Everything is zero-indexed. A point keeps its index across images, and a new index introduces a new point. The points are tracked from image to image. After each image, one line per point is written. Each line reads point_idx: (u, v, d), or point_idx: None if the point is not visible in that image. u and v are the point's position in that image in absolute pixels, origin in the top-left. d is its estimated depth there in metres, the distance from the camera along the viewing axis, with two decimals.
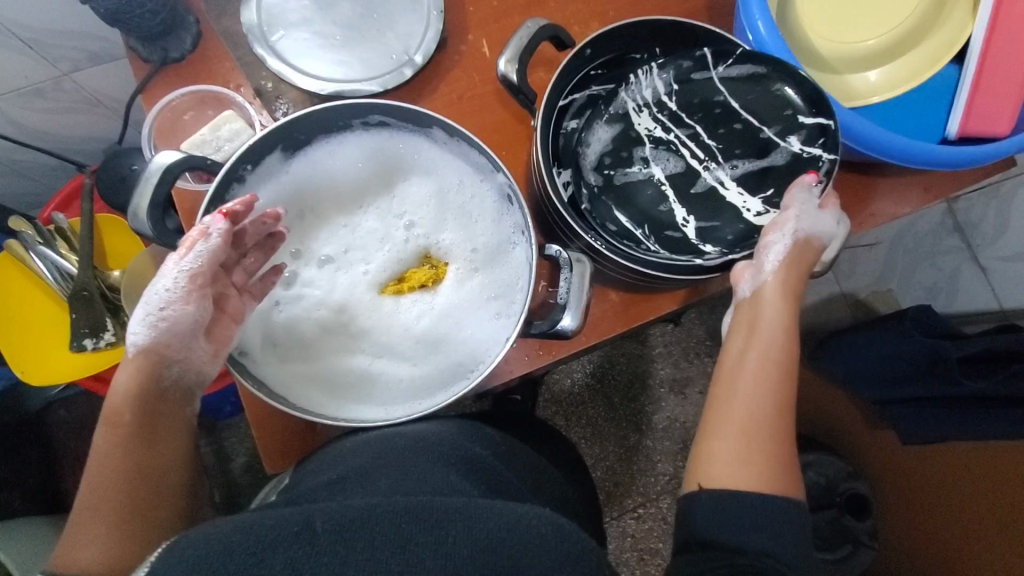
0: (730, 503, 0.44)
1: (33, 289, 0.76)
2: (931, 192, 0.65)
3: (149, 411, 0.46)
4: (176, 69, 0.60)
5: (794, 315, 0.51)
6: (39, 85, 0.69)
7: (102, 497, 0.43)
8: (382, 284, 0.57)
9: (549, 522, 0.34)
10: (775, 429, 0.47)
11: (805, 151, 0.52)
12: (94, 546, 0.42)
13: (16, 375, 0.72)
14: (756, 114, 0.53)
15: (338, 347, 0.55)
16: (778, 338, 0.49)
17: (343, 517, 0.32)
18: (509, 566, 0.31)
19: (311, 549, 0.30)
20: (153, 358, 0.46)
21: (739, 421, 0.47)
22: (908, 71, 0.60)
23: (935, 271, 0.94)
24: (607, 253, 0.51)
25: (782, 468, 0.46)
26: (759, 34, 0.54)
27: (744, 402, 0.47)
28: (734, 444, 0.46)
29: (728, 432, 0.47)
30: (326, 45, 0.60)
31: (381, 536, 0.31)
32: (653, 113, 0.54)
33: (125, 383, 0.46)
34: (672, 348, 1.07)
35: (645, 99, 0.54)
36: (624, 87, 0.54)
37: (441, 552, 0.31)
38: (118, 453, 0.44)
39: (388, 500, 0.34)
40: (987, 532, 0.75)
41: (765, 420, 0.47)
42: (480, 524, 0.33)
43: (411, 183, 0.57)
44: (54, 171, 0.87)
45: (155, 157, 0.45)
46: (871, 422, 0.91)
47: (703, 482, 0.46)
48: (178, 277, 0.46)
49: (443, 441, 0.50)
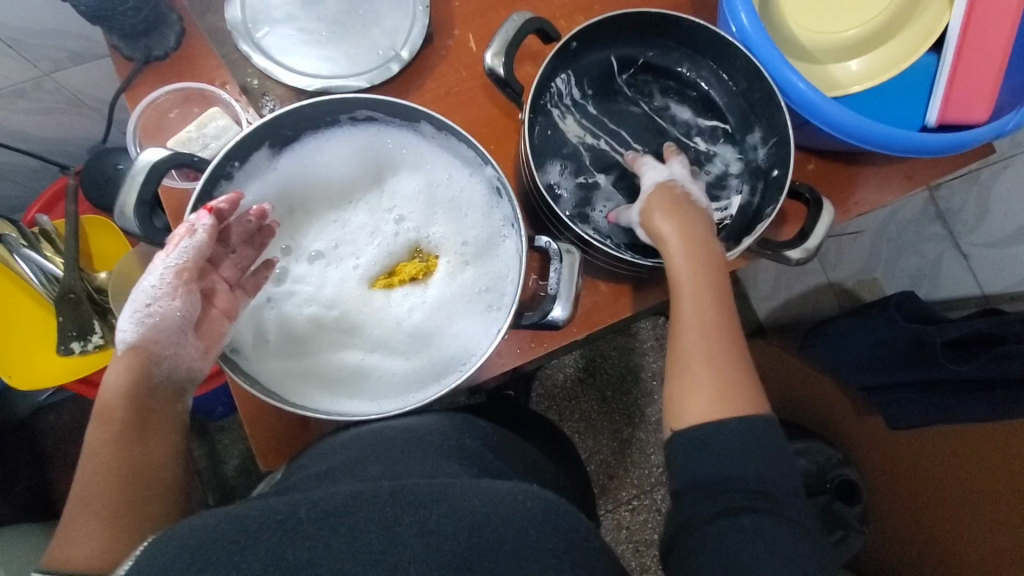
0: (713, 459, 0.44)
1: (17, 292, 0.75)
2: (913, 179, 0.66)
3: (141, 407, 0.46)
4: (160, 67, 0.59)
5: (701, 246, 0.49)
6: (20, 86, 0.68)
7: (93, 494, 0.43)
8: (363, 260, 0.56)
9: (537, 499, 0.35)
10: (725, 361, 0.47)
11: (713, 148, 0.61)
12: (87, 543, 0.42)
13: (4, 379, 0.72)
14: (664, 117, 0.61)
15: (315, 315, 0.55)
16: (693, 276, 0.48)
17: (327, 505, 0.32)
18: (495, 546, 0.32)
19: (295, 534, 0.31)
20: (143, 355, 0.46)
21: (685, 368, 0.47)
22: (887, 61, 0.61)
23: (918, 258, 0.96)
24: (599, 245, 0.51)
25: (737, 391, 0.46)
26: (743, 26, 0.54)
27: (683, 350, 0.48)
28: (683, 386, 0.47)
29: (678, 382, 0.47)
30: (312, 42, 0.60)
31: (365, 519, 0.32)
32: (577, 119, 0.59)
33: (115, 379, 0.45)
34: (663, 340, 1.08)
35: (568, 106, 0.59)
36: (550, 95, 0.58)
37: (424, 529, 0.31)
38: (110, 449, 0.44)
39: (373, 486, 0.34)
40: (978, 508, 0.76)
41: (712, 356, 0.47)
42: (465, 503, 0.33)
43: (399, 178, 0.57)
44: (36, 172, 0.86)
45: (141, 155, 0.45)
46: (859, 408, 0.92)
47: (674, 426, 0.47)
48: (164, 273, 0.46)
49: (433, 431, 0.50)
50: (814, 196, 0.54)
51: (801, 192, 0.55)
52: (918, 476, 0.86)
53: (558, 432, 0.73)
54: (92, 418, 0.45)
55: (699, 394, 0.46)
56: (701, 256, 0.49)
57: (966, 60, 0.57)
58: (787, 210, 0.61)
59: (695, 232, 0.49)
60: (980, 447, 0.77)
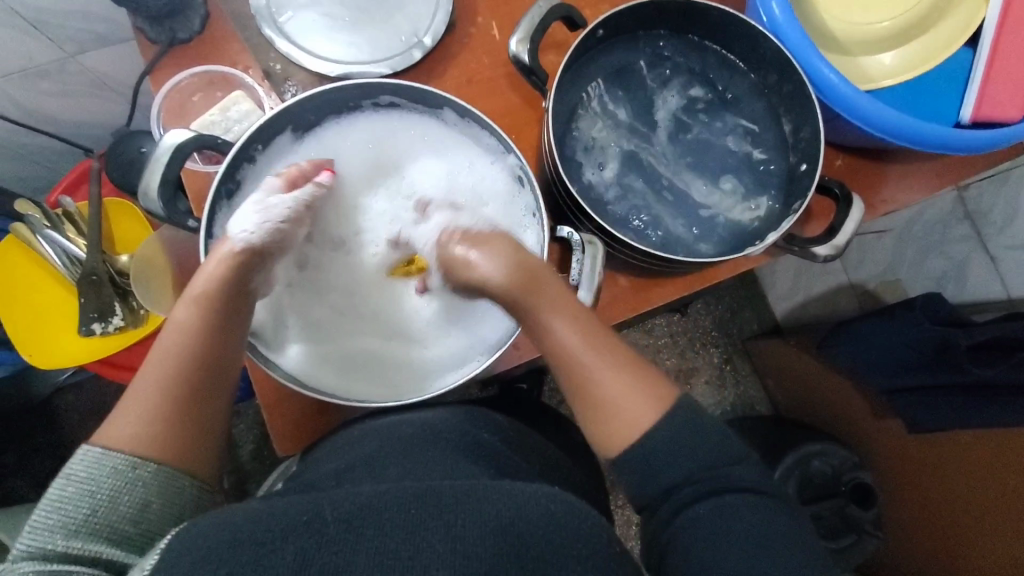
0: (712, 445, 0.46)
1: (42, 274, 0.76)
2: (943, 178, 0.64)
3: (234, 312, 0.46)
4: (184, 50, 0.59)
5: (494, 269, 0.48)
6: (44, 67, 0.68)
7: (165, 402, 0.41)
8: (383, 248, 0.56)
9: (563, 505, 0.35)
10: (613, 370, 0.47)
11: (748, 142, 0.59)
12: (161, 452, 0.40)
13: (22, 357, 0.73)
14: (697, 113, 0.60)
15: (334, 305, 0.55)
16: (552, 305, 0.47)
17: (352, 505, 0.32)
18: (517, 553, 0.31)
19: (322, 534, 0.31)
20: (255, 265, 0.48)
21: (580, 398, 0.48)
22: (923, 53, 0.58)
23: (943, 260, 0.91)
24: (622, 238, 0.49)
25: (638, 395, 0.46)
26: (774, 16, 0.54)
27: (570, 379, 0.48)
28: (599, 421, 0.47)
29: (596, 410, 0.47)
30: (335, 27, 0.60)
31: (391, 521, 0.31)
32: (607, 125, 0.58)
33: (219, 277, 0.46)
34: (678, 337, 1.13)
35: (598, 112, 0.57)
36: (580, 107, 0.57)
37: (450, 535, 0.31)
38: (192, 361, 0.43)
39: (397, 486, 0.34)
40: (987, 517, 0.76)
41: (594, 376, 0.47)
42: (490, 507, 0.33)
43: (419, 165, 0.56)
44: (60, 154, 0.87)
45: (165, 137, 0.45)
46: (877, 412, 0.91)
47: (611, 454, 0.47)
48: (298, 203, 0.50)
49: (450, 428, 0.50)
50: (843, 191, 0.53)
51: (830, 186, 0.54)
52: (934, 486, 0.84)
53: (572, 426, 0.72)
54: (185, 303, 0.45)
55: (609, 419, 0.46)
56: (544, 281, 0.48)
57: (1000, 59, 0.56)
58: (815, 207, 0.60)
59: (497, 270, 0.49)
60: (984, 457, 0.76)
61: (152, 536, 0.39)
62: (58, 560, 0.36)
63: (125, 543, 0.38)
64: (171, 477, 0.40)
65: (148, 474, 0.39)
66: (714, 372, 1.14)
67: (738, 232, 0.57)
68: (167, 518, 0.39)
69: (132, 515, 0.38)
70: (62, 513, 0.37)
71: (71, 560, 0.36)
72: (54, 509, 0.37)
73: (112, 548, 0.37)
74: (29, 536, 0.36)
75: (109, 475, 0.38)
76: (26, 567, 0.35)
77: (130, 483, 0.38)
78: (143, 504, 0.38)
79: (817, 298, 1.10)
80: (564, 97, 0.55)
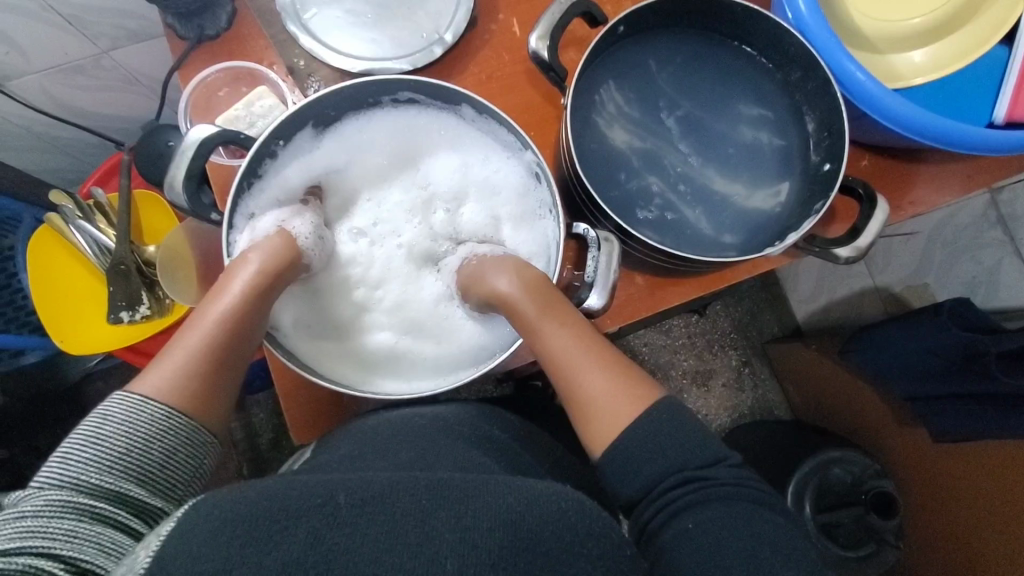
0: (707, 451, 0.44)
1: (75, 264, 0.79)
2: (973, 181, 0.62)
3: (273, 288, 0.49)
4: (211, 46, 0.60)
5: (497, 276, 0.51)
6: (79, 62, 0.71)
7: (201, 357, 0.44)
8: (405, 236, 0.58)
9: (574, 505, 0.35)
10: (597, 369, 0.47)
11: (770, 141, 0.58)
12: (192, 406, 0.42)
13: (56, 343, 0.75)
14: (716, 112, 0.59)
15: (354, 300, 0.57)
16: (543, 311, 0.48)
17: (366, 491, 0.33)
18: (524, 542, 0.32)
19: (335, 517, 0.31)
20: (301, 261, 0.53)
21: (567, 399, 0.47)
22: (955, 51, 0.56)
23: (974, 265, 0.89)
24: (637, 235, 0.48)
25: (620, 395, 0.45)
26: (800, 12, 0.53)
27: (558, 380, 0.48)
28: (589, 421, 0.46)
29: (586, 410, 0.46)
30: (357, 24, 0.60)
31: (403, 512, 0.32)
32: (622, 126, 0.57)
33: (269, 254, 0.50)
34: (696, 338, 1.12)
35: (612, 112, 0.57)
36: (593, 105, 0.56)
37: (460, 524, 0.32)
38: (231, 325, 0.46)
39: (409, 476, 0.34)
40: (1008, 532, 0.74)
41: (582, 373, 0.47)
42: (502, 500, 0.33)
43: (435, 159, 0.58)
44: (93, 147, 0.90)
45: (189, 132, 0.46)
46: (901, 418, 0.88)
47: (595, 447, 0.46)
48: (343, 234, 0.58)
49: (464, 422, 0.50)
50: (868, 191, 0.51)
51: (854, 186, 0.52)
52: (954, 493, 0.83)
53: None
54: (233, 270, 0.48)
55: (596, 420, 0.45)
56: (537, 287, 0.49)
57: None
58: (838, 207, 0.59)
59: (497, 277, 0.51)
60: (1007, 471, 0.74)
61: (172, 484, 0.41)
62: (86, 491, 0.37)
63: (151, 483, 0.39)
64: (197, 428, 0.42)
65: (182, 423, 0.41)
66: (732, 374, 1.13)
67: (757, 232, 0.57)
68: (190, 467, 0.41)
69: (162, 458, 0.40)
70: (97, 445, 0.38)
71: (99, 492, 0.37)
72: (89, 444, 0.38)
73: (139, 488, 0.39)
74: (61, 466, 0.37)
75: (149, 417, 0.40)
76: (54, 492, 0.36)
77: (168, 426, 0.41)
78: (173, 450, 0.41)
79: (841, 301, 1.07)
80: (582, 93, 0.55)
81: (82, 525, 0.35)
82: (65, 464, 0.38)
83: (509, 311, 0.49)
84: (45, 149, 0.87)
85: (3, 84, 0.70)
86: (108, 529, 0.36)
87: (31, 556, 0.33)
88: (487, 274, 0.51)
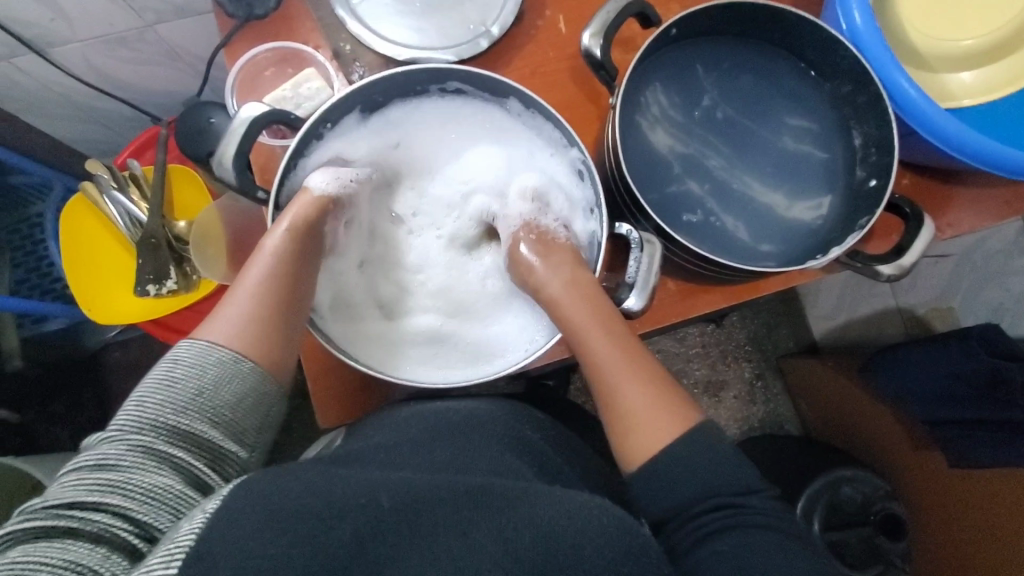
0: (736, 468, 0.44)
1: (105, 234, 0.80)
2: (1011, 207, 0.61)
3: (308, 235, 0.50)
4: (258, 25, 0.61)
5: (550, 272, 0.51)
6: (123, 34, 0.71)
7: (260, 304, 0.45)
8: (452, 223, 0.59)
9: (612, 518, 0.34)
10: (638, 383, 0.46)
11: (814, 153, 0.58)
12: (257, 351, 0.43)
13: (85, 314, 0.75)
14: (758, 121, 0.58)
15: (396, 281, 0.59)
16: (590, 313, 0.48)
17: (408, 495, 0.32)
18: (565, 549, 0.32)
19: (377, 525, 0.31)
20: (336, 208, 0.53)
21: (603, 409, 0.47)
22: (1006, 75, 0.57)
23: (1002, 290, 0.95)
24: (678, 238, 0.48)
25: (660, 412, 0.45)
26: (854, 24, 0.52)
27: (597, 389, 0.48)
28: (626, 434, 0.46)
29: (623, 424, 0.46)
30: (405, 11, 0.60)
31: (443, 521, 0.32)
32: (665, 129, 0.57)
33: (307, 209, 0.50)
34: (710, 348, 1.11)
35: (655, 115, 0.56)
36: (637, 107, 0.56)
37: (502, 536, 0.32)
38: (277, 278, 0.47)
39: (447, 479, 0.34)
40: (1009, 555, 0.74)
41: (621, 386, 0.46)
42: (541, 508, 0.33)
43: (481, 152, 0.58)
44: (128, 120, 0.90)
45: (240, 110, 0.46)
46: (917, 441, 0.87)
47: (628, 461, 0.45)
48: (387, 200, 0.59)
49: (496, 420, 0.50)
50: (915, 211, 0.51)
51: (900, 205, 0.52)
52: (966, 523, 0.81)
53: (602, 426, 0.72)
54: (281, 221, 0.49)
55: (633, 435, 0.45)
56: (584, 290, 0.49)
57: None
58: (880, 224, 0.58)
59: (546, 276, 0.51)
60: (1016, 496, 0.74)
61: (243, 428, 0.42)
62: (163, 434, 0.38)
63: (222, 427, 0.40)
64: (265, 375, 0.43)
65: (246, 370, 0.42)
66: (744, 387, 1.11)
67: (795, 245, 0.56)
68: (256, 414, 0.42)
69: (231, 403, 0.41)
70: (168, 388, 0.39)
71: (174, 439, 0.38)
72: (162, 388, 0.39)
73: (212, 431, 0.40)
74: (139, 408, 0.38)
75: (213, 364, 0.41)
76: (135, 438, 0.37)
77: (232, 373, 0.42)
78: (240, 395, 0.42)
79: (862, 320, 1.06)
80: (628, 94, 0.55)
81: (157, 477, 0.36)
82: (141, 408, 0.39)
83: (556, 313, 0.50)
84: (81, 119, 0.87)
85: (46, 51, 0.71)
86: (179, 483, 0.37)
87: (108, 513, 0.34)
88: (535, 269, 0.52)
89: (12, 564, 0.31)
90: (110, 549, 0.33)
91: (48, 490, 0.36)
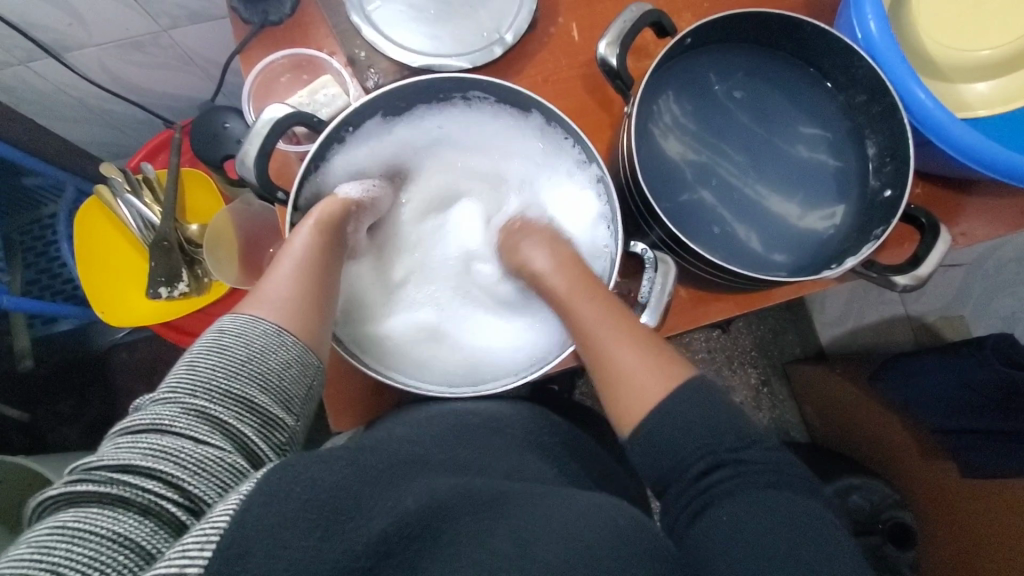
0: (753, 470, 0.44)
1: (118, 237, 0.81)
2: None
3: (334, 233, 0.51)
4: (273, 32, 0.61)
5: (532, 250, 0.54)
6: (138, 38, 0.72)
7: (292, 298, 0.45)
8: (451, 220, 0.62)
9: (627, 520, 0.35)
10: (623, 346, 0.46)
11: (829, 162, 0.58)
12: (293, 327, 0.43)
13: (98, 314, 0.76)
14: (770, 130, 0.59)
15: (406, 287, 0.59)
16: (572, 287, 0.50)
17: (431, 502, 0.32)
18: (592, 561, 0.31)
19: (406, 531, 0.31)
20: (360, 207, 0.55)
21: (593, 370, 0.47)
22: (1022, 85, 0.57)
23: (1013, 299, 1.00)
24: (692, 247, 0.47)
25: (650, 370, 0.44)
26: (870, 33, 0.52)
27: (588, 353, 0.47)
28: (621, 398, 0.45)
29: (617, 388, 0.45)
30: (419, 18, 0.60)
31: (465, 530, 0.32)
32: (679, 137, 0.57)
33: (332, 207, 0.51)
34: (717, 354, 1.09)
35: (669, 124, 0.56)
36: (651, 115, 0.56)
37: (522, 541, 0.31)
38: (305, 273, 0.47)
39: (466, 489, 0.34)
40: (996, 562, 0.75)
41: (609, 343, 0.46)
42: (560, 516, 0.33)
43: (510, 165, 0.60)
44: (139, 123, 0.91)
45: (264, 111, 0.47)
46: (926, 449, 0.87)
47: (626, 425, 0.45)
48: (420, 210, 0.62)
49: (516, 425, 0.51)
50: (931, 222, 0.51)
51: (916, 216, 0.51)
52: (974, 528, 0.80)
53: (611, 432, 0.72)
54: (309, 220, 0.50)
55: (626, 396, 0.45)
56: (571, 262, 0.52)
57: None
58: (893, 234, 0.58)
59: (539, 256, 0.53)
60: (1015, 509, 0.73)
61: (291, 396, 0.40)
62: (214, 399, 0.37)
63: (271, 396, 0.39)
64: (304, 350, 0.43)
65: (289, 341, 0.42)
66: (751, 394, 1.09)
67: (808, 253, 0.56)
68: (301, 383, 0.41)
69: (276, 371, 0.40)
70: (220, 354, 0.39)
71: (227, 404, 0.37)
72: (215, 354, 0.39)
73: (263, 398, 0.38)
74: (192, 373, 0.38)
75: (261, 335, 0.41)
76: (188, 402, 0.36)
77: (278, 342, 0.42)
78: (285, 364, 0.41)
79: (869, 328, 1.06)
80: (643, 102, 0.55)
81: (210, 443, 0.35)
82: (193, 371, 0.38)
83: (544, 287, 0.52)
84: (92, 122, 0.88)
85: (62, 55, 0.71)
86: (230, 451, 0.36)
87: (160, 481, 0.33)
88: (524, 245, 0.55)
89: (64, 529, 0.30)
90: (157, 521, 0.32)
91: (102, 451, 0.35)
